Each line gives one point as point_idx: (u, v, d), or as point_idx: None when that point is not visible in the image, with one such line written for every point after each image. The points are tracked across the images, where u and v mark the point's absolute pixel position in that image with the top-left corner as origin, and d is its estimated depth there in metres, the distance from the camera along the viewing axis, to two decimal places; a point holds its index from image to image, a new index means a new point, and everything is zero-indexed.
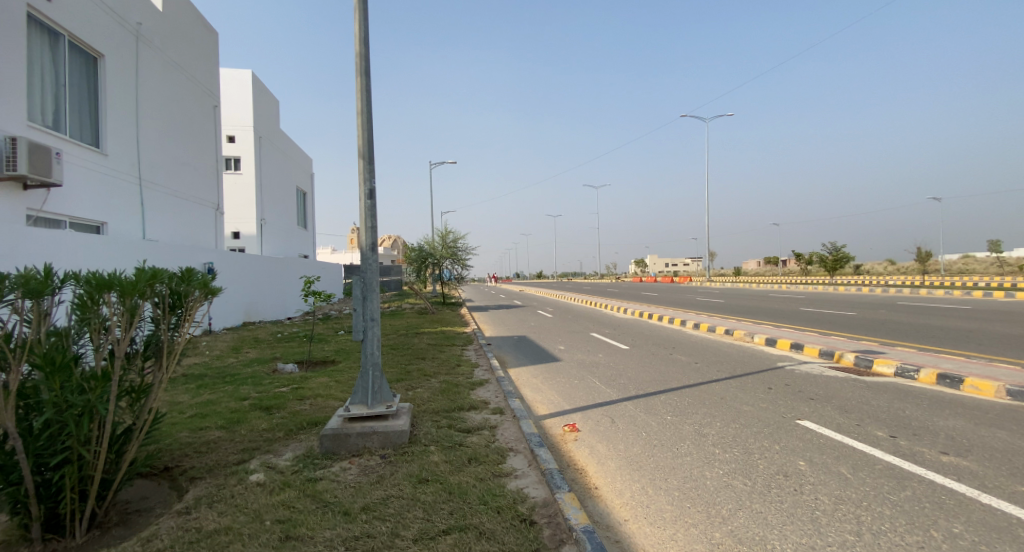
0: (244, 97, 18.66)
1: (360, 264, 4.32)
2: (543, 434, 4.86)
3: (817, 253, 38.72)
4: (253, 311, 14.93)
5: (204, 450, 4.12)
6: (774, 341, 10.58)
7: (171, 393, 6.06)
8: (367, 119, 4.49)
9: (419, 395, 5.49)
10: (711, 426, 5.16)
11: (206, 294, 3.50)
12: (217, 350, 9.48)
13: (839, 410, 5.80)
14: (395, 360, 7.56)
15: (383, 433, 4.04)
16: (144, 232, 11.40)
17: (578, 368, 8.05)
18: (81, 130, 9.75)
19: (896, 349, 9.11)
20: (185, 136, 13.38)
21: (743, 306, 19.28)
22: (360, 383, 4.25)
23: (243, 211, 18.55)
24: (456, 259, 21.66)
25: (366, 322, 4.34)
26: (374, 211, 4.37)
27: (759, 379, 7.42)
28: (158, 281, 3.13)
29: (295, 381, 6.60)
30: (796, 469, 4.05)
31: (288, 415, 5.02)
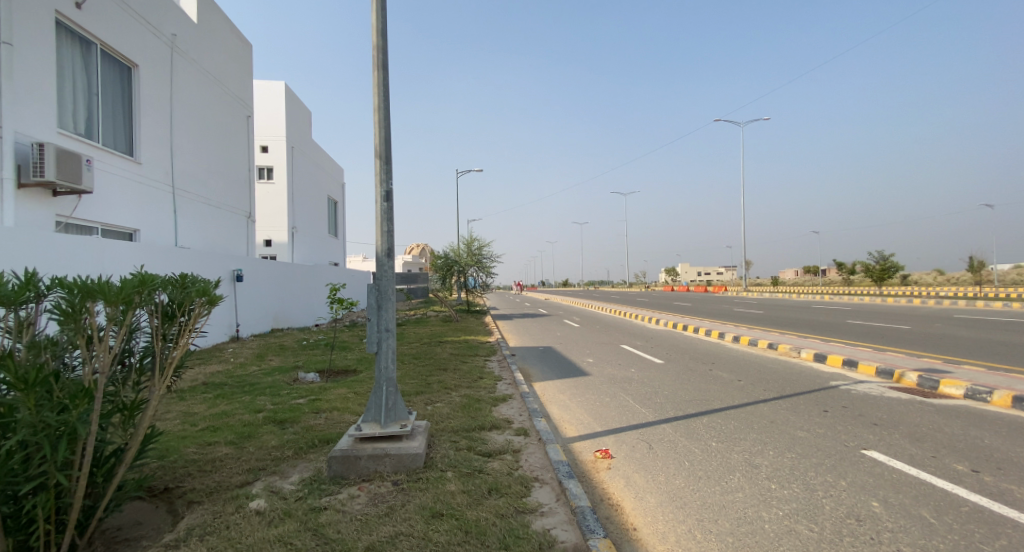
0: (278, 107, 18.90)
1: (376, 272, 3.99)
2: (573, 460, 4.40)
3: (862, 262, 37.11)
4: (282, 317, 14.93)
5: (207, 470, 3.82)
6: (823, 358, 9.83)
7: (186, 404, 5.84)
8: (385, 115, 4.17)
9: (439, 411, 5.12)
10: (763, 457, 4.61)
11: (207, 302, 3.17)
12: (241, 358, 9.35)
13: (908, 438, 5.14)
14: (418, 371, 7.22)
15: (396, 455, 3.66)
16: (176, 238, 11.47)
17: (610, 384, 7.55)
18: (114, 138, 9.87)
19: (961, 368, 8.28)
20: (218, 145, 13.51)
21: (783, 318, 18.30)
22: (373, 400, 3.90)
23: (275, 218, 18.71)
24: (483, 268, 21.41)
25: (379, 333, 3.99)
26: (390, 214, 4.04)
27: (811, 400, 6.78)
28: (153, 287, 2.84)
29: (313, 392, 6.31)
30: (870, 512, 3.51)
31: (301, 431, 4.70)
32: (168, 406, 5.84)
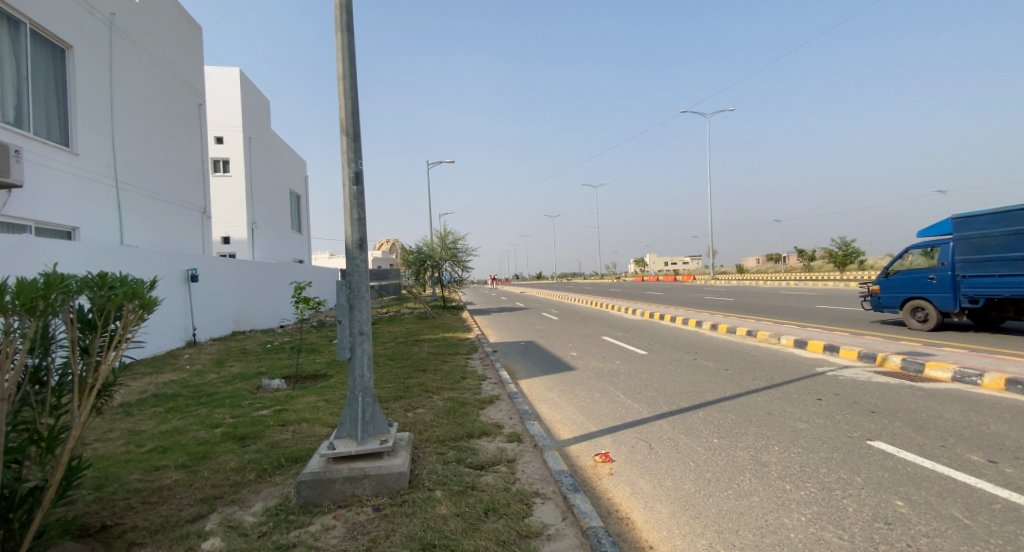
0: (232, 95, 17.84)
1: (346, 267, 3.49)
2: (572, 466, 4.03)
3: (825, 248, 38.17)
4: (244, 318, 14.11)
5: (153, 502, 3.26)
6: (804, 343, 9.78)
7: (133, 421, 5.21)
8: (351, 84, 3.66)
9: (421, 418, 4.67)
10: (770, 453, 4.32)
11: (139, 309, 2.61)
12: (198, 365, 8.62)
13: (911, 427, 4.99)
14: (393, 374, 6.72)
15: (376, 475, 3.21)
16: (121, 236, 10.58)
17: (597, 378, 7.24)
18: (47, 128, 8.93)
19: (942, 350, 8.31)
20: (166, 134, 12.55)
21: (756, 304, 18.47)
22: (348, 412, 3.45)
23: (233, 214, 17.71)
24: (457, 262, 20.89)
25: (353, 336, 3.50)
26: (360, 198, 3.55)
27: (803, 389, 6.60)
28: (60, 291, 2.26)
29: (279, 402, 5.75)
30: (897, 513, 3.27)
31: (265, 448, 4.16)
32: (112, 423, 5.20)
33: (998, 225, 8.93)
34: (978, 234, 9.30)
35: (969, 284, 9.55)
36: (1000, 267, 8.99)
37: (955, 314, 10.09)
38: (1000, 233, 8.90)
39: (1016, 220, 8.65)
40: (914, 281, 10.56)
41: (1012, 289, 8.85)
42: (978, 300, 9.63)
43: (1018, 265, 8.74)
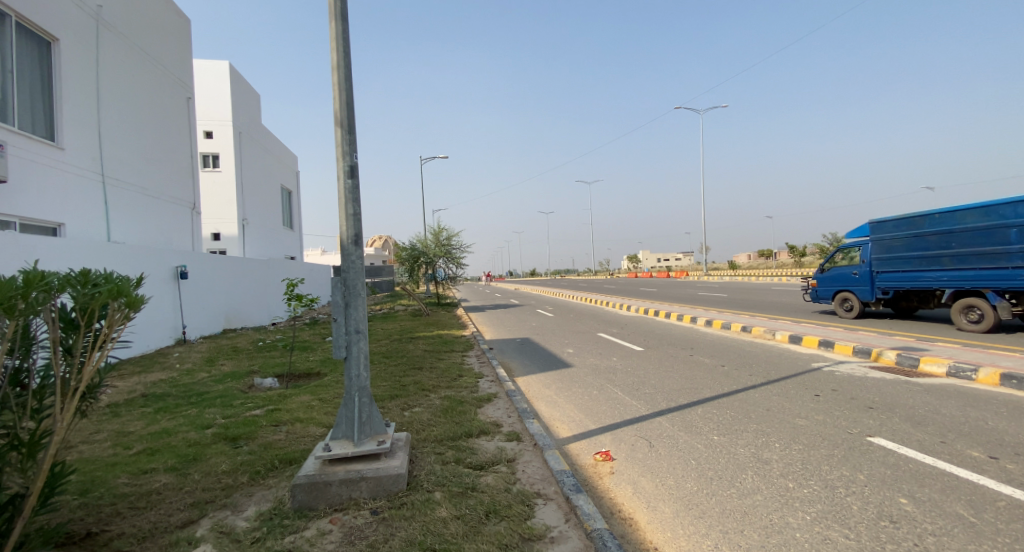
0: (221, 89, 17.57)
1: (341, 264, 3.38)
2: (572, 465, 3.96)
3: (817, 244, 38.42)
4: (235, 316, 13.93)
5: (141, 507, 3.16)
6: (799, 338, 9.79)
7: (121, 423, 5.07)
8: (345, 75, 3.55)
9: (418, 417, 4.59)
10: (771, 450, 4.27)
11: (124, 308, 2.51)
12: (189, 364, 8.47)
13: (910, 422, 4.98)
14: (389, 372, 6.63)
15: (373, 477, 3.12)
16: (108, 233, 10.37)
17: (594, 375, 7.18)
18: (32, 122, 8.72)
19: (936, 346, 8.34)
20: (154, 129, 12.32)
21: (750, 300, 18.51)
22: (344, 413, 3.37)
23: (223, 210, 17.47)
24: (450, 258, 20.78)
25: (349, 335, 3.41)
26: (355, 193, 3.45)
27: (800, 384, 6.58)
28: (39, 290, 2.15)
29: (272, 401, 5.64)
30: (902, 512, 3.23)
31: (258, 450, 4.06)
32: (98, 424, 5.07)
33: (903, 228, 10.62)
34: (889, 236, 10.97)
35: (883, 279, 11.21)
36: (902, 263, 10.76)
37: (874, 304, 11.79)
38: (903, 235, 10.60)
39: (916, 224, 10.36)
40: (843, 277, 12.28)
41: (914, 282, 10.54)
42: (889, 292, 11.35)
43: (918, 262, 10.39)
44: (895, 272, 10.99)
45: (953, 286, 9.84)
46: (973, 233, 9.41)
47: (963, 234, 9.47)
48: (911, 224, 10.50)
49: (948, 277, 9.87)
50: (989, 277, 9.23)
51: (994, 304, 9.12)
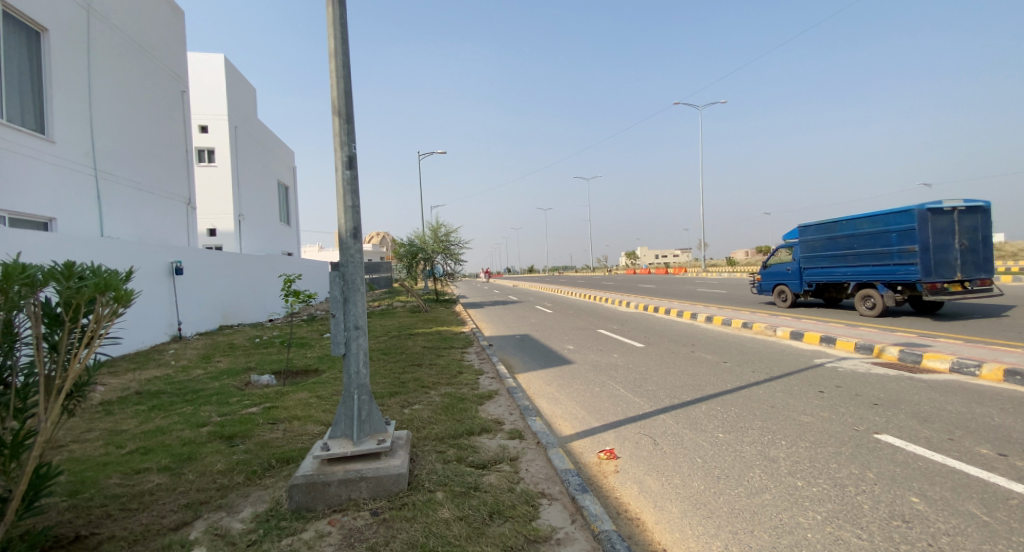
0: (217, 83, 17.40)
1: (340, 258, 3.29)
2: (576, 464, 3.89)
3: None
4: (231, 312, 13.80)
5: (134, 508, 3.07)
6: (800, 334, 9.73)
7: (114, 421, 4.98)
8: (343, 62, 3.44)
9: (418, 414, 4.51)
10: (778, 448, 4.19)
11: (111, 303, 2.41)
12: (184, 361, 8.36)
13: (917, 419, 4.91)
14: (388, 369, 6.55)
15: (373, 477, 3.03)
16: (101, 228, 10.26)
17: (596, 372, 7.11)
18: (22, 114, 8.58)
19: (939, 341, 8.29)
20: (148, 123, 12.16)
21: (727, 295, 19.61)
22: (343, 411, 3.28)
23: (219, 206, 17.32)
24: (449, 254, 20.66)
25: (347, 331, 3.31)
26: (354, 184, 3.35)
27: (803, 381, 6.51)
28: (17, 283, 2.06)
29: (269, 398, 5.55)
30: (914, 510, 3.17)
31: (254, 449, 3.97)
32: (91, 423, 4.97)
33: (821, 232, 12.67)
34: (812, 238, 13.01)
35: (809, 274, 13.28)
36: (821, 261, 12.83)
37: (804, 295, 13.78)
38: (822, 237, 12.67)
39: (830, 229, 12.37)
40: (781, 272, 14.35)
41: (829, 277, 12.62)
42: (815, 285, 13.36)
43: (832, 260, 12.44)
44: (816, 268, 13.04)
45: (855, 280, 11.90)
46: (868, 236, 11.39)
47: (861, 237, 11.48)
48: (830, 227, 12.49)
49: (852, 273, 11.88)
50: (878, 272, 11.21)
51: (882, 295, 11.19)
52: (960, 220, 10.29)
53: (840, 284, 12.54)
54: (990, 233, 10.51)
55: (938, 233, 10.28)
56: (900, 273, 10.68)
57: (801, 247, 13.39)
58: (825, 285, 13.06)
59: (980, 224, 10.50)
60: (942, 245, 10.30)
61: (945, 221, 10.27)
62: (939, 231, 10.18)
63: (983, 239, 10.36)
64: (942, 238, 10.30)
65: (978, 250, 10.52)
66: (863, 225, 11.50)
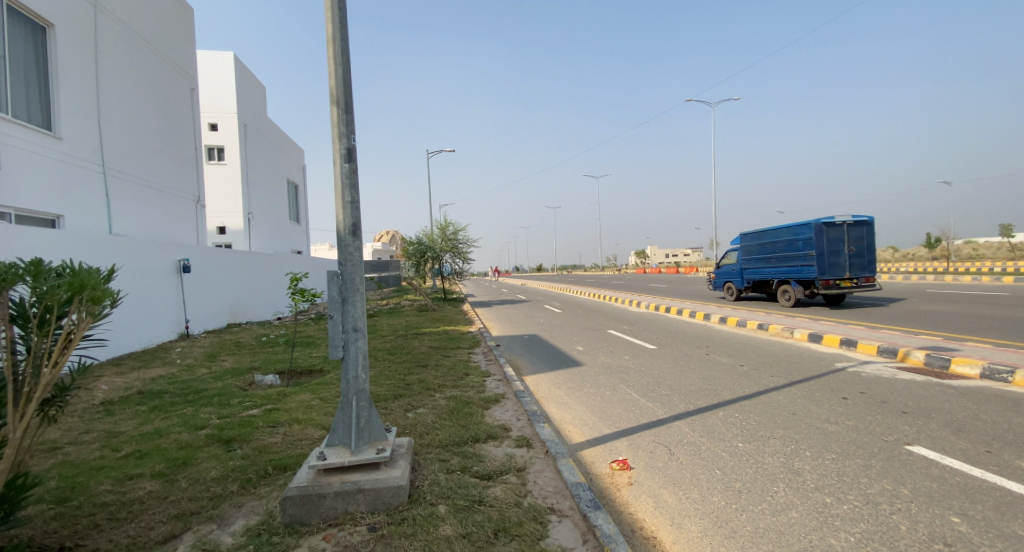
0: (226, 81, 17.37)
1: (338, 257, 3.11)
2: (586, 474, 3.68)
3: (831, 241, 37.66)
4: (239, 310, 13.73)
5: (122, 519, 2.91)
6: (819, 337, 9.41)
7: (111, 423, 4.83)
8: (342, 49, 3.26)
9: (422, 419, 4.33)
10: (802, 459, 3.95)
11: (86, 302, 2.23)
12: (189, 359, 8.24)
13: (949, 429, 4.62)
14: (393, 370, 6.37)
15: (372, 490, 2.85)
16: (109, 225, 10.22)
17: (606, 375, 6.89)
18: (28, 111, 8.52)
19: (965, 346, 7.96)
20: (156, 120, 12.11)
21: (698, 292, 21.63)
22: (340, 418, 3.10)
23: (229, 203, 17.31)
24: (457, 253, 20.54)
25: (346, 334, 3.13)
26: (353, 178, 3.17)
27: (825, 386, 6.25)
28: None
29: (271, 400, 5.40)
30: (956, 532, 2.92)
31: (251, 454, 3.79)
32: (88, 424, 4.84)
33: (754, 239, 15.70)
34: (749, 244, 15.99)
35: (747, 273, 16.23)
36: (756, 262, 15.76)
37: (744, 291, 16.70)
38: (754, 244, 15.69)
39: (760, 237, 15.41)
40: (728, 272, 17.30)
41: (759, 275, 15.61)
42: (751, 283, 16.33)
43: (762, 262, 15.45)
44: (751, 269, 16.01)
45: (776, 278, 14.92)
46: (784, 243, 14.43)
47: (779, 244, 14.54)
48: (761, 235, 15.46)
49: (775, 272, 14.87)
50: (791, 272, 14.29)
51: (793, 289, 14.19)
52: (847, 232, 13.38)
53: (768, 281, 15.60)
54: (870, 240, 13.67)
55: (829, 242, 13.41)
56: (804, 273, 13.81)
57: (740, 251, 16.38)
58: (758, 282, 16.10)
59: (864, 234, 13.60)
60: (832, 251, 13.46)
61: (835, 232, 13.39)
62: (831, 241, 13.29)
63: (865, 246, 13.48)
64: (834, 246, 13.42)
65: (861, 254, 13.67)
66: (781, 234, 14.54)
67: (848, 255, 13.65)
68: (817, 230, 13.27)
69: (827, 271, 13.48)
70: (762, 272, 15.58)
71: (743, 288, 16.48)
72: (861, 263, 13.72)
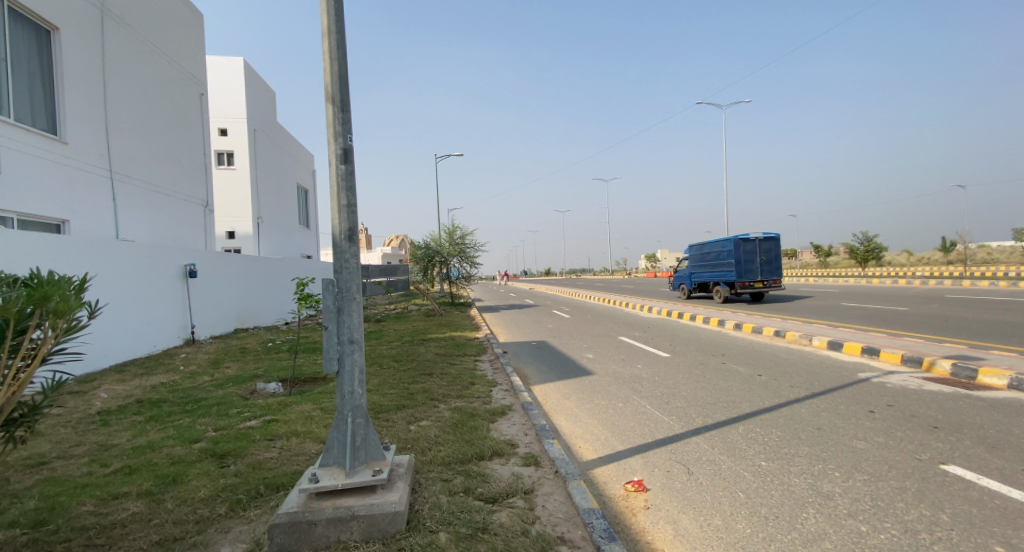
0: (236, 86, 17.39)
1: (333, 264, 2.92)
2: (599, 497, 3.46)
3: (845, 244, 36.94)
4: (247, 315, 13.63)
5: (98, 546, 2.71)
6: (838, 345, 9.08)
7: (104, 436, 4.65)
8: (338, 43, 3.07)
9: (425, 432, 4.12)
10: (831, 481, 3.68)
11: (46, 313, 2.10)
12: (192, 366, 8.08)
13: (986, 445, 4.30)
14: (397, 378, 6.17)
15: (367, 516, 2.63)
16: (116, 230, 10.16)
17: (618, 384, 6.63)
18: (33, 115, 8.47)
19: (993, 354, 7.58)
20: (165, 126, 12.09)
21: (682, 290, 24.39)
22: (334, 437, 2.89)
23: (238, 208, 17.27)
24: (465, 257, 20.38)
25: (341, 345, 2.93)
26: (350, 180, 2.98)
27: (848, 398, 5.95)
28: None
29: (270, 410, 5.21)
30: None
31: (244, 471, 3.59)
32: (82, 437, 4.67)
33: (699, 249, 19.53)
34: (695, 253, 19.86)
35: (695, 277, 20.08)
36: (702, 268, 19.50)
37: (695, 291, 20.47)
38: (699, 253, 19.55)
39: (703, 247, 19.24)
40: (683, 276, 21.15)
41: (703, 278, 19.42)
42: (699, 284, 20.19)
43: (704, 267, 19.32)
44: (697, 273, 19.88)
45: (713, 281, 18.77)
46: (717, 253, 18.23)
47: (713, 254, 18.37)
48: (703, 246, 19.30)
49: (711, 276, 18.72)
50: (721, 276, 18.20)
51: (721, 290, 17.96)
52: (759, 246, 17.16)
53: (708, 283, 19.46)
54: (780, 251, 17.29)
55: (745, 253, 17.27)
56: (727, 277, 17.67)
57: (690, 258, 20.35)
58: (703, 284, 19.97)
59: (774, 247, 17.33)
60: (746, 261, 17.29)
61: (749, 245, 17.17)
62: (746, 252, 17.09)
63: (774, 256, 17.17)
64: (749, 256, 17.19)
65: (772, 262, 17.38)
66: (715, 246, 18.40)
67: (762, 264, 17.35)
68: (735, 244, 17.11)
69: (744, 275, 17.31)
70: (703, 276, 19.41)
71: (691, 288, 20.44)
72: (772, 269, 17.47)
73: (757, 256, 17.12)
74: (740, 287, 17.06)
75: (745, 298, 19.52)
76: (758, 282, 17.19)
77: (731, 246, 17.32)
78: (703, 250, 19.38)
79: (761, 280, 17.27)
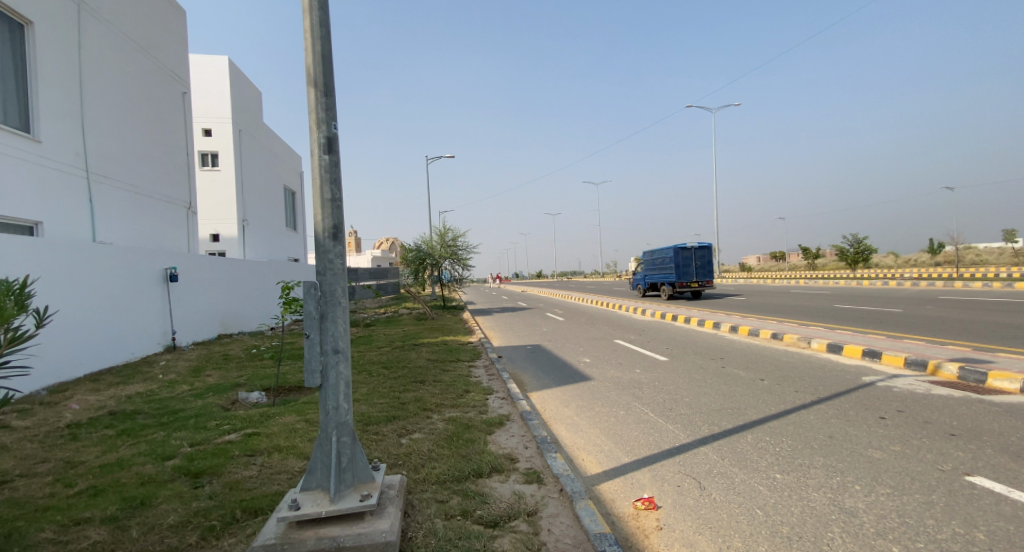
0: (220, 85, 16.96)
1: (316, 265, 2.63)
2: (606, 517, 3.21)
3: (834, 246, 37.30)
4: (231, 320, 13.22)
5: None
6: (838, 347, 8.93)
7: (71, 452, 4.31)
8: (322, 20, 2.79)
9: (418, 446, 3.85)
10: (853, 496, 3.45)
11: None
12: (173, 375, 7.69)
13: (1007, 452, 4.12)
14: (387, 386, 5.88)
15: (355, 548, 2.35)
16: (93, 233, 9.79)
17: (618, 390, 6.40)
18: (4, 112, 8.07)
19: (998, 357, 7.44)
20: (146, 125, 11.70)
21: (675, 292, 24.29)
22: (318, 458, 2.61)
23: (223, 210, 16.85)
24: (457, 260, 20.08)
25: (326, 355, 2.64)
26: (335, 173, 2.70)
27: (856, 403, 5.76)
28: None
29: (253, 422, 4.90)
30: None
31: (220, 492, 3.27)
32: (46, 452, 4.33)
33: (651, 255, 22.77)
34: (648, 258, 23.13)
35: (647, 278, 23.40)
36: (652, 270, 22.78)
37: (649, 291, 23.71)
38: (650, 258, 22.83)
39: (654, 253, 22.50)
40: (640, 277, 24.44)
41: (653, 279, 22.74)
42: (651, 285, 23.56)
43: (653, 270, 22.63)
44: (649, 275, 23.14)
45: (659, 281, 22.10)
46: (663, 259, 21.46)
47: (659, 259, 21.67)
48: (654, 251, 22.55)
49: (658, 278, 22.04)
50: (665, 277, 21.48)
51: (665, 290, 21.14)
52: (695, 252, 20.33)
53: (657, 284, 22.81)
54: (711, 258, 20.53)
55: (683, 259, 20.49)
56: (670, 278, 20.94)
57: (644, 262, 23.59)
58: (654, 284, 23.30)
59: (708, 254, 20.51)
60: (684, 265, 20.63)
61: (686, 253, 20.42)
62: (683, 259, 20.37)
63: (706, 261, 20.38)
64: (686, 261, 20.44)
65: (706, 267, 20.62)
66: (662, 252, 21.76)
67: (697, 268, 20.62)
68: (674, 252, 20.38)
69: (682, 277, 20.55)
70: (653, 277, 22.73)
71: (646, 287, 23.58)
72: (707, 273, 20.73)
73: (693, 261, 20.38)
74: (680, 287, 20.16)
75: (739, 301, 19.41)
76: (694, 283, 20.38)
77: (672, 252, 20.59)
78: (653, 255, 22.72)
79: (697, 281, 20.48)
